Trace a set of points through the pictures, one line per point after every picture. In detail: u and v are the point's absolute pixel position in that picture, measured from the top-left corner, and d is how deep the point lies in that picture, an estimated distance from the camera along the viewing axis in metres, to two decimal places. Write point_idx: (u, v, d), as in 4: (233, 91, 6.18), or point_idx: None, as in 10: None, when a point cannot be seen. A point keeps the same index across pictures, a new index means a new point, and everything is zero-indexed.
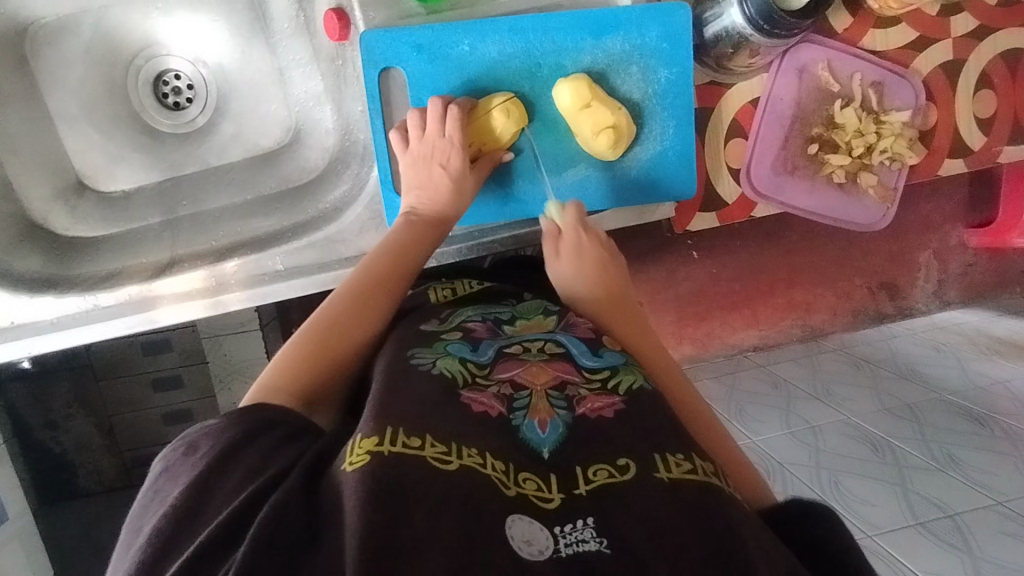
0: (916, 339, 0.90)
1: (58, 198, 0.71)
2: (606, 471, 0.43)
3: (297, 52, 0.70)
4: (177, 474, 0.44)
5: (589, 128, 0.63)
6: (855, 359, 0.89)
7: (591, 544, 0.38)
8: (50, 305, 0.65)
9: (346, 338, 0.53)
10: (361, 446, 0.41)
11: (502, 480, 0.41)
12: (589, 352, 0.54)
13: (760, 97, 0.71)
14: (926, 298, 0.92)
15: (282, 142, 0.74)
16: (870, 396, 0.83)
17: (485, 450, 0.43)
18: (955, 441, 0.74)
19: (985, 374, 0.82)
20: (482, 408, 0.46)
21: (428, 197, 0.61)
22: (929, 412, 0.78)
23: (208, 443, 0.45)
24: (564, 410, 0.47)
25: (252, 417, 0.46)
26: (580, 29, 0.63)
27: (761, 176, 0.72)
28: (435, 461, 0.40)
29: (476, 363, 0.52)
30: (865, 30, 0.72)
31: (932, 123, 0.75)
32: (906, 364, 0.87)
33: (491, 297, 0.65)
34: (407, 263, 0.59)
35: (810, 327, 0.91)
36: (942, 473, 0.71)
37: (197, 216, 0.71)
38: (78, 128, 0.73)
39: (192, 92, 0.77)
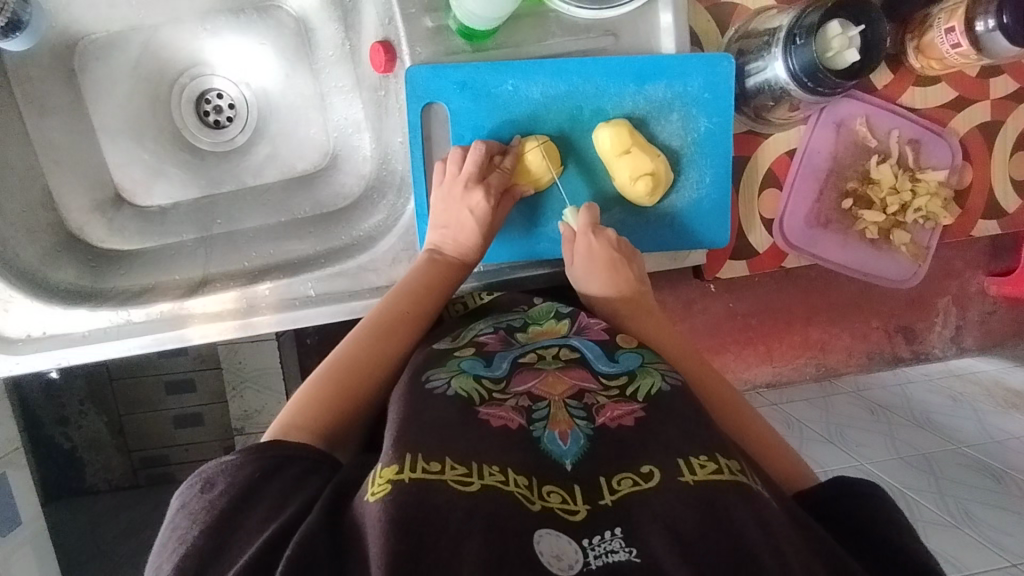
0: (932, 387, 0.88)
1: (96, 210, 0.72)
2: (631, 480, 0.45)
3: (339, 79, 0.72)
4: (194, 511, 0.45)
5: (627, 174, 0.63)
6: (869, 404, 0.87)
7: (620, 554, 0.40)
8: (83, 317, 0.65)
9: (365, 377, 0.56)
10: (381, 476, 0.42)
11: (526, 495, 0.43)
12: (604, 356, 0.57)
13: (797, 149, 0.72)
14: (942, 343, 0.94)
15: (318, 165, 0.75)
16: (885, 443, 0.78)
17: (506, 466, 0.45)
18: (967, 495, 0.69)
19: (1003, 428, 0.78)
20: (501, 421, 0.49)
21: (453, 239, 0.63)
22: (944, 463, 0.74)
23: (225, 480, 0.46)
24: (585, 422, 0.50)
25: (271, 453, 0.47)
26: (622, 75, 0.64)
27: (794, 228, 0.72)
28: (456, 484, 0.42)
29: (491, 378, 0.54)
30: (904, 87, 0.72)
31: (967, 182, 0.75)
32: (922, 412, 0.83)
33: (502, 308, 0.66)
34: (430, 299, 0.62)
35: (825, 365, 0.91)
36: (956, 528, 0.65)
37: (231, 235, 0.72)
38: (118, 140, 0.74)
39: (233, 112, 0.77)
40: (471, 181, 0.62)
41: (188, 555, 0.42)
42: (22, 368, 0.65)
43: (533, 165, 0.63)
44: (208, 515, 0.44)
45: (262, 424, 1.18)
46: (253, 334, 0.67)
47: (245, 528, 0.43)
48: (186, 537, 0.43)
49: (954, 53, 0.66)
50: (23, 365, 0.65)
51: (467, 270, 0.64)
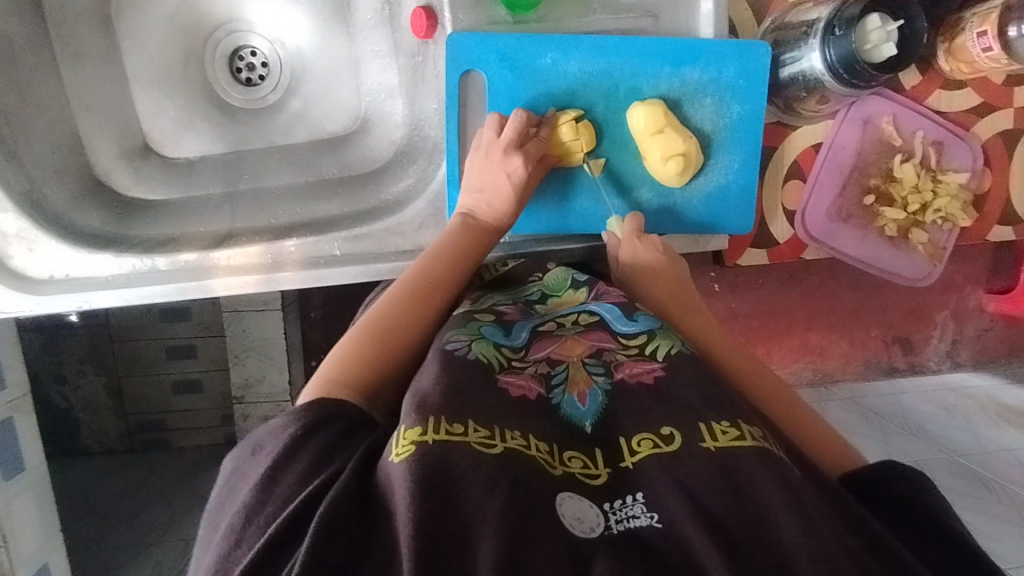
0: (929, 397, 0.90)
1: (123, 158, 0.72)
2: (650, 442, 0.44)
3: (376, 44, 0.72)
4: (245, 471, 0.45)
5: (658, 153, 0.64)
6: (865, 410, 0.91)
7: (642, 519, 0.40)
8: (108, 262, 0.65)
9: (405, 334, 0.55)
10: (405, 437, 0.41)
11: (548, 460, 0.43)
12: (623, 317, 0.57)
13: (823, 143, 0.72)
14: (937, 357, 0.87)
15: (348, 129, 0.75)
16: None
17: (528, 432, 0.44)
18: None
19: (989, 440, 0.87)
20: (520, 391, 0.48)
21: (488, 202, 0.63)
22: (940, 471, 0.83)
23: (271, 443, 0.46)
24: (602, 377, 0.50)
25: (309, 414, 0.46)
26: (660, 56, 0.64)
27: (815, 221, 0.73)
28: (479, 446, 0.41)
29: (511, 346, 0.54)
30: (931, 89, 0.73)
31: (986, 187, 0.76)
32: (918, 419, 0.85)
33: (516, 280, 0.67)
34: (467, 265, 0.61)
35: (822, 371, 0.86)
36: None
37: (258, 192, 0.72)
38: (149, 90, 0.74)
39: (266, 71, 0.78)
40: (511, 149, 0.62)
41: (240, 512, 0.43)
42: (43, 309, 0.64)
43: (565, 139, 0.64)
44: (258, 473, 0.44)
45: (263, 393, 1.16)
46: (275, 289, 0.67)
47: (284, 485, 0.43)
48: (239, 495, 0.44)
49: (984, 57, 0.67)
50: (44, 306, 0.64)
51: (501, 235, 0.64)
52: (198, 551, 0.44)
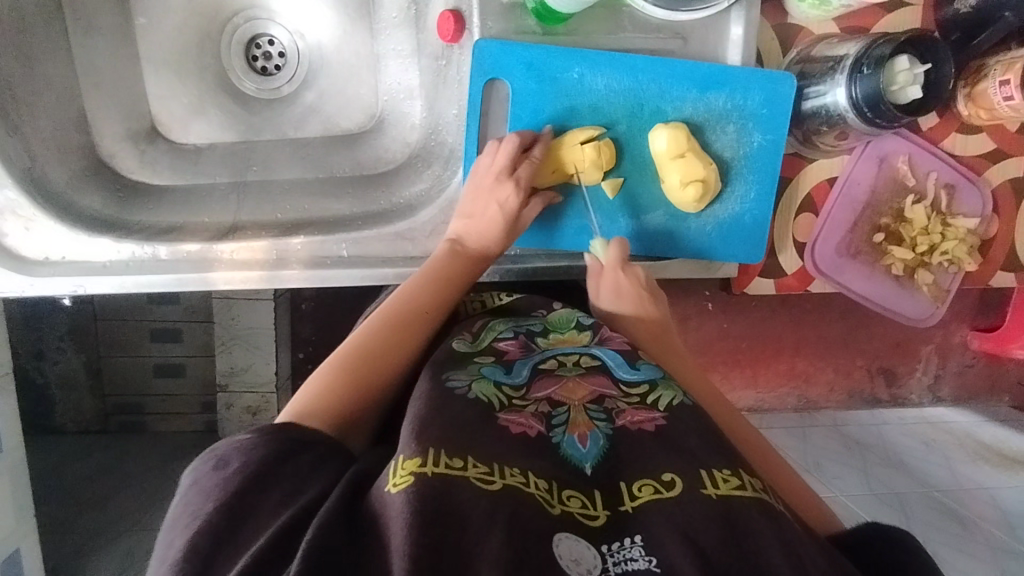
0: (906, 430, 0.91)
1: (129, 139, 0.70)
2: (651, 488, 0.44)
3: (398, 43, 0.71)
4: (205, 490, 0.42)
5: (677, 178, 0.63)
6: (845, 439, 0.89)
7: (640, 562, 0.39)
8: (106, 247, 0.63)
9: (382, 367, 0.54)
10: (404, 468, 0.40)
11: (547, 498, 0.41)
12: (625, 364, 0.55)
13: (838, 178, 0.73)
14: (920, 390, 0.96)
15: (363, 127, 0.74)
16: (859, 479, 0.80)
17: (527, 469, 0.43)
18: (936, 538, 0.71)
19: (972, 478, 0.80)
20: (520, 428, 0.47)
21: (476, 229, 0.63)
22: (916, 505, 0.76)
23: (239, 459, 0.43)
24: (605, 422, 0.49)
25: (282, 436, 0.44)
26: (687, 80, 0.64)
27: (825, 255, 0.73)
28: (478, 482, 0.40)
29: (512, 385, 0.52)
30: (948, 132, 0.73)
31: (992, 233, 0.77)
32: (894, 454, 0.86)
33: (521, 311, 0.65)
34: (453, 295, 0.60)
35: (806, 397, 0.94)
36: None
37: (266, 185, 0.70)
38: (160, 72, 0.72)
39: (283, 60, 0.76)
40: (504, 173, 0.62)
41: (198, 532, 0.39)
42: (37, 291, 0.62)
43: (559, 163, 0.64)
44: (219, 491, 0.41)
45: (247, 382, 1.10)
46: (278, 287, 0.65)
47: (262, 511, 0.41)
48: (197, 513, 0.41)
49: (1004, 105, 0.67)
50: (38, 289, 0.62)
51: (486, 263, 0.63)
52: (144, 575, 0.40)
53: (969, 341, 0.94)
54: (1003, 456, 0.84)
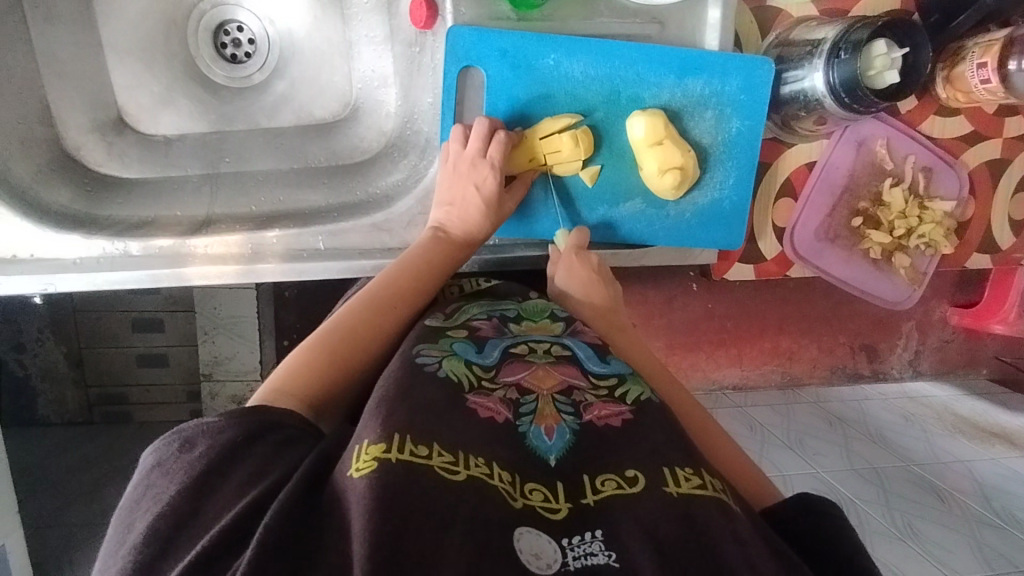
0: (888, 406, 0.93)
1: (95, 131, 0.69)
2: (614, 482, 0.43)
3: (371, 29, 0.69)
4: (172, 472, 0.42)
5: (655, 165, 0.63)
6: (828, 415, 0.90)
7: (600, 557, 0.39)
8: (76, 243, 0.62)
9: (355, 348, 0.53)
10: (368, 453, 0.40)
11: (509, 491, 0.41)
12: (595, 357, 0.55)
13: (817, 162, 0.73)
14: (900, 365, 0.97)
15: (338, 115, 0.73)
16: (840, 454, 0.82)
17: (491, 459, 0.43)
18: (914, 513, 0.72)
19: (947, 452, 0.81)
20: (488, 413, 0.47)
21: (459, 216, 0.63)
22: (894, 479, 0.77)
23: (206, 442, 0.43)
24: (572, 416, 0.48)
25: (249, 417, 0.44)
26: (665, 65, 0.63)
27: (803, 239, 0.74)
28: (442, 471, 0.40)
29: (482, 365, 0.52)
30: (926, 115, 0.73)
31: (968, 216, 0.77)
32: (875, 429, 0.87)
33: (498, 296, 0.65)
34: (428, 283, 0.60)
35: (789, 375, 0.95)
36: (900, 541, 0.69)
37: (240, 176, 0.69)
38: (126, 61, 0.70)
39: (253, 48, 0.74)
40: (476, 158, 0.61)
41: (162, 515, 0.40)
42: (4, 292, 0.61)
43: (530, 153, 0.63)
44: (186, 474, 0.42)
45: (234, 371, 1.09)
46: (255, 281, 0.64)
47: (223, 491, 0.41)
48: (163, 496, 0.41)
49: (982, 88, 0.67)
50: (6, 287, 0.61)
51: (470, 250, 0.64)
52: (105, 556, 0.40)
53: (949, 317, 0.95)
54: (981, 430, 0.87)
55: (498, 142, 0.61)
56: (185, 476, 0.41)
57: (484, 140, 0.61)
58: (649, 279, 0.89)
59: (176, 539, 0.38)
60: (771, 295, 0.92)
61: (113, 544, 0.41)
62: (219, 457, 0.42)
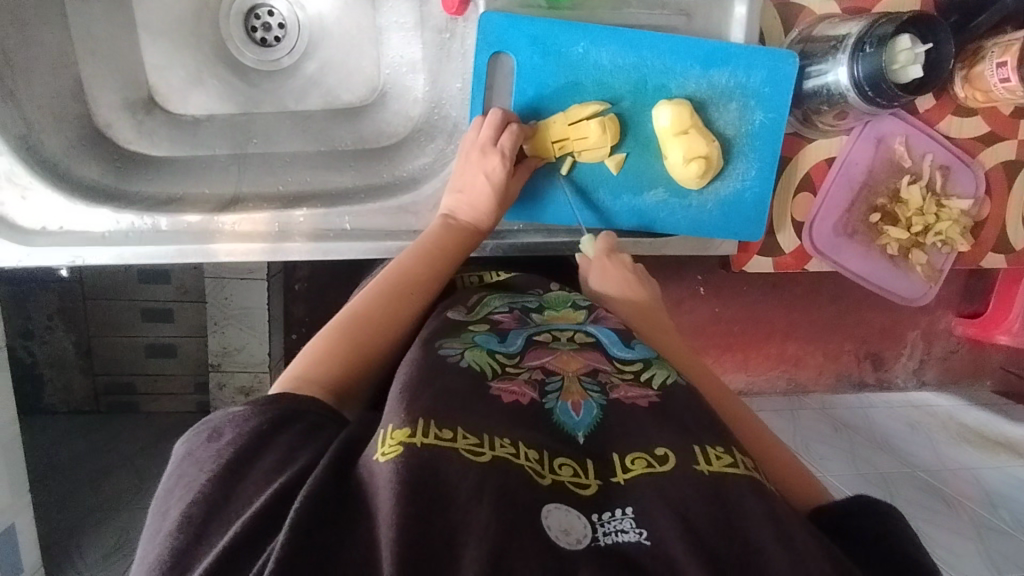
0: (893, 413, 0.94)
1: (126, 110, 0.69)
2: (645, 461, 0.43)
3: (402, 16, 0.69)
4: (202, 461, 0.42)
5: (680, 153, 0.64)
6: (834, 421, 0.92)
7: (630, 534, 0.39)
8: (104, 216, 0.62)
9: (373, 335, 0.52)
10: (392, 438, 0.39)
11: (536, 469, 0.41)
12: (619, 342, 0.55)
13: (836, 158, 0.74)
14: (905, 374, 0.97)
15: (364, 100, 0.73)
16: (848, 460, 0.81)
17: (518, 439, 0.42)
18: (923, 515, 0.73)
19: (957, 459, 0.81)
20: (513, 396, 0.47)
21: (468, 205, 0.63)
22: (903, 485, 0.77)
23: (233, 431, 0.43)
24: (598, 394, 0.49)
25: (273, 406, 0.44)
26: (691, 56, 0.64)
27: (822, 233, 0.75)
28: (467, 454, 0.39)
29: (505, 353, 0.52)
30: (944, 114, 0.74)
31: (984, 216, 0.78)
32: (881, 435, 0.89)
33: (517, 289, 0.65)
34: (444, 271, 0.60)
35: (794, 381, 0.96)
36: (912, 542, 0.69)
37: (267, 157, 0.69)
38: (159, 41, 0.71)
39: (283, 32, 0.75)
40: (488, 145, 0.62)
41: (196, 503, 0.39)
42: (32, 263, 0.61)
43: (557, 136, 0.64)
44: (216, 463, 0.41)
45: (241, 362, 1.07)
46: (280, 259, 0.65)
47: (253, 478, 0.40)
48: (193, 485, 0.41)
49: (1001, 87, 0.69)
50: (34, 259, 0.61)
51: (482, 238, 0.64)
52: (143, 543, 0.41)
53: (954, 328, 0.96)
54: (987, 438, 0.86)
55: (512, 133, 0.62)
56: (214, 465, 0.41)
57: (499, 129, 0.62)
58: (663, 276, 0.90)
59: (212, 512, 0.39)
60: (782, 298, 0.92)
61: (149, 533, 0.41)
62: (245, 447, 0.41)
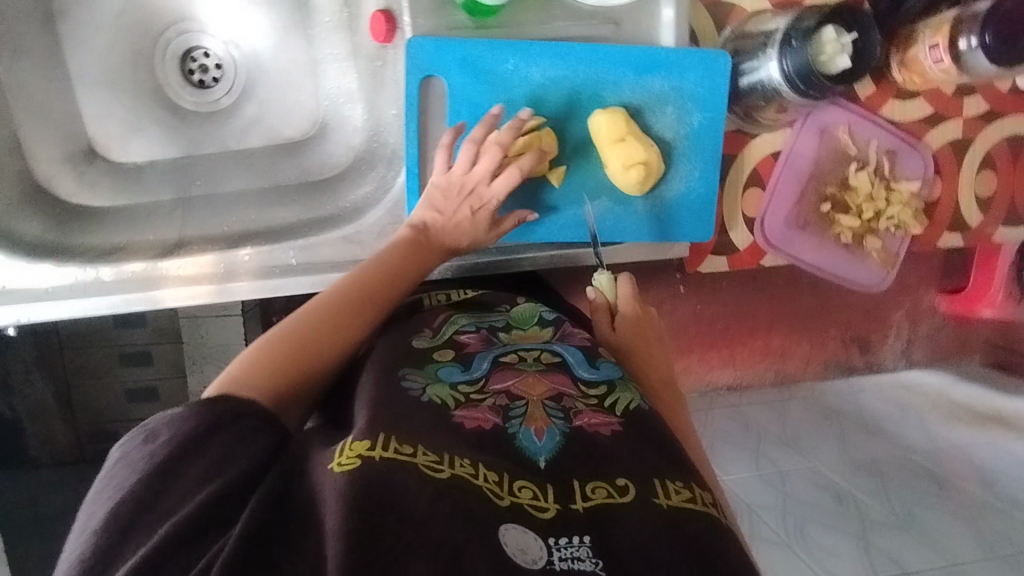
0: (882, 397, 0.91)
1: (67, 162, 0.69)
2: (604, 491, 0.42)
3: (335, 47, 0.70)
4: (135, 463, 0.40)
5: (620, 162, 0.63)
6: (824, 409, 0.88)
7: (586, 564, 0.37)
8: (47, 273, 0.62)
9: (355, 327, 0.51)
10: (350, 449, 0.39)
11: (495, 491, 0.39)
12: (585, 362, 0.55)
13: (781, 151, 0.74)
14: (894, 356, 0.99)
15: (306, 134, 0.73)
16: (835, 447, 0.78)
17: (478, 460, 0.42)
18: (913, 500, 0.69)
19: (947, 438, 0.77)
20: (476, 422, 0.46)
21: (446, 202, 0.60)
22: (891, 469, 0.73)
23: (170, 432, 0.41)
24: (561, 420, 0.47)
25: (215, 408, 0.42)
26: (623, 63, 0.65)
27: (774, 228, 0.75)
28: (426, 469, 0.39)
29: (468, 381, 0.51)
30: (886, 99, 0.75)
31: (935, 196, 0.79)
32: (870, 420, 0.84)
33: (485, 306, 0.64)
34: (406, 270, 0.57)
35: (783, 371, 0.97)
36: (902, 530, 0.65)
37: (211, 198, 0.69)
38: (96, 91, 0.71)
39: (220, 72, 0.74)
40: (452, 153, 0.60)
41: (123, 503, 0.37)
42: None
43: None
44: (150, 463, 0.39)
45: None
46: (228, 300, 0.65)
47: (180, 486, 0.38)
48: (123, 486, 0.39)
49: (936, 68, 0.69)
50: None
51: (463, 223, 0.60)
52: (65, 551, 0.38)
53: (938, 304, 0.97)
54: (975, 414, 0.82)
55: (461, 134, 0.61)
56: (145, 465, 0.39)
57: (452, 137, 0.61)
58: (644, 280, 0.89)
59: (140, 510, 0.37)
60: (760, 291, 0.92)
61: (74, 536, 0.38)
62: (179, 452, 0.39)
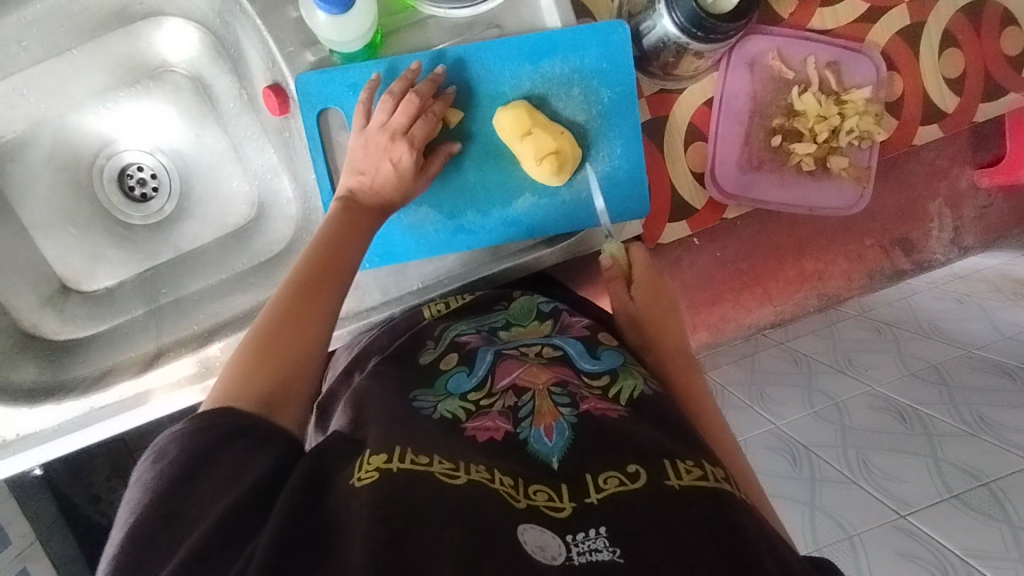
0: (938, 292, 0.83)
1: (46, 306, 0.73)
2: (617, 479, 0.41)
3: (246, 129, 0.72)
4: (147, 481, 0.40)
5: (531, 154, 0.61)
6: (877, 324, 0.81)
7: (604, 553, 0.36)
8: (50, 413, 0.66)
9: (318, 312, 0.50)
10: (370, 463, 0.40)
11: (511, 493, 0.39)
12: (586, 354, 0.54)
13: (713, 97, 0.70)
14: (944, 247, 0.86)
15: (248, 217, 0.76)
16: (893, 362, 0.72)
17: (494, 466, 0.42)
18: (982, 399, 0.62)
19: (1009, 321, 0.73)
20: (488, 434, 0.46)
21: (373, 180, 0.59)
22: (957, 372, 0.67)
23: (178, 448, 0.41)
24: (569, 409, 0.47)
25: (223, 419, 0.42)
26: (515, 56, 0.63)
27: (727, 176, 0.71)
28: (442, 477, 0.39)
29: (474, 388, 0.52)
30: (811, 12, 0.70)
31: (899, 93, 0.73)
32: (929, 322, 0.78)
33: (482, 307, 0.63)
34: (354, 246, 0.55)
35: (825, 295, 0.85)
36: (973, 436, 0.58)
37: (178, 304, 0.73)
38: (54, 232, 0.75)
39: (157, 182, 0.78)
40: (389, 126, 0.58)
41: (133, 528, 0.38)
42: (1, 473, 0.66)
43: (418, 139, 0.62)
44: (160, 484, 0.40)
45: None
46: None
47: (195, 499, 0.39)
48: (136, 506, 0.39)
49: None
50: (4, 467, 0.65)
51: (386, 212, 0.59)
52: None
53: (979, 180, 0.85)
54: None
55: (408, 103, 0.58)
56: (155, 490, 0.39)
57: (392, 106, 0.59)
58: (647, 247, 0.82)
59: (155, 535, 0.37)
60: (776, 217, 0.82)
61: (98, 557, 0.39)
62: (186, 469, 0.40)
